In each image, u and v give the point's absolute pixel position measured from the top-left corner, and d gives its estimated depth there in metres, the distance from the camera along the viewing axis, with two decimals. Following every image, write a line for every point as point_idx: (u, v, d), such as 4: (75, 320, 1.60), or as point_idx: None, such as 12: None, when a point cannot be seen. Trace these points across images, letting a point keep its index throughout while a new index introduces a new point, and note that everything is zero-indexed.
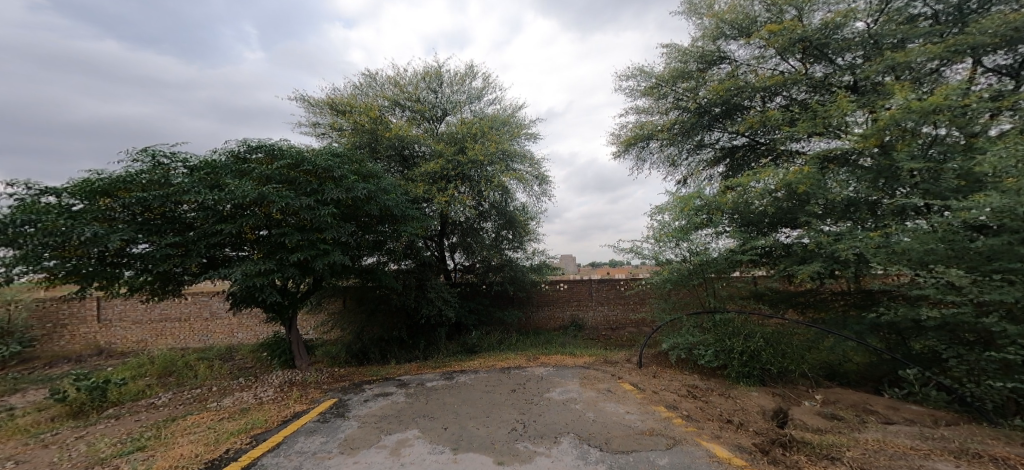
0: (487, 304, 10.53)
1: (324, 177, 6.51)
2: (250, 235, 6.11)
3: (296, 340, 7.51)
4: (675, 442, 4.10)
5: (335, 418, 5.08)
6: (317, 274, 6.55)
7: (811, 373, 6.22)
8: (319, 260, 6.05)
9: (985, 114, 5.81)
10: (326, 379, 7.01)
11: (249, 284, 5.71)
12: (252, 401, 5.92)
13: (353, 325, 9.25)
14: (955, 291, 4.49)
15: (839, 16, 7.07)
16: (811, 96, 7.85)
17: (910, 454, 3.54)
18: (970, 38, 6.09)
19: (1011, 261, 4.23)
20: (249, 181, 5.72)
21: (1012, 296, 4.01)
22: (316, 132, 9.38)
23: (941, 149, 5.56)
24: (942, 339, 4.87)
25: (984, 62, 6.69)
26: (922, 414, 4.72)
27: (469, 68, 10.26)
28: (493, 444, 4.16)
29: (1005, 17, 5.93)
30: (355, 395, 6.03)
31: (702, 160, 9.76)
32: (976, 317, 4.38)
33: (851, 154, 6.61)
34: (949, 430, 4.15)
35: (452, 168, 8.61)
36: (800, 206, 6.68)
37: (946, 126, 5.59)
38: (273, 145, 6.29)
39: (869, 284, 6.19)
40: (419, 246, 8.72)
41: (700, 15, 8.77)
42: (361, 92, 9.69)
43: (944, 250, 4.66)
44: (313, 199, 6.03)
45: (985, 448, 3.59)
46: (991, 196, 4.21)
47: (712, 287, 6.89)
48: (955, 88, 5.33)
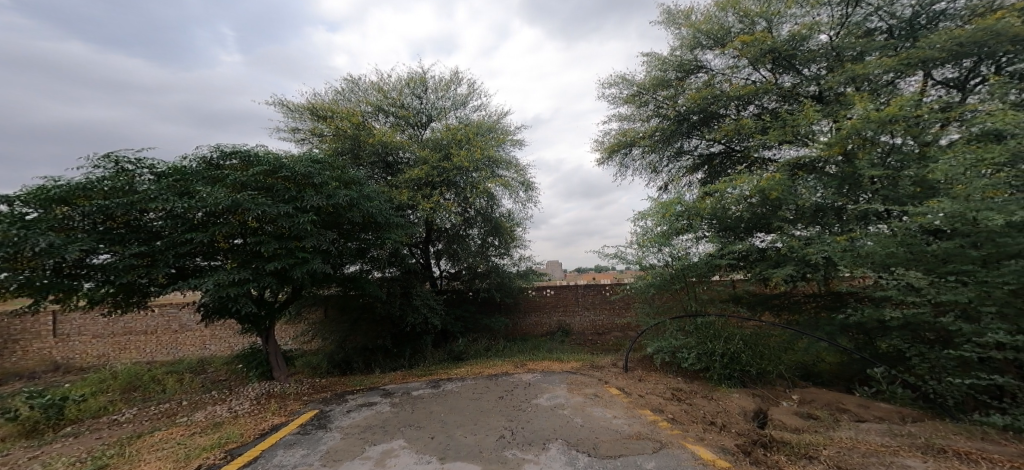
0: (473, 311, 10.43)
1: (303, 184, 6.36)
2: (222, 244, 5.89)
3: (272, 351, 7.24)
4: (661, 445, 4.15)
5: (316, 429, 4.92)
6: (296, 283, 6.37)
7: (788, 373, 6.39)
8: (298, 269, 5.88)
9: (936, 124, 6.22)
10: (306, 390, 6.76)
11: (222, 295, 5.48)
12: (225, 415, 5.65)
13: (335, 335, 9.04)
14: (915, 292, 4.74)
15: (805, 28, 7.47)
16: (781, 105, 8.21)
17: (881, 451, 3.67)
18: (920, 52, 6.56)
19: (963, 263, 4.48)
20: (222, 188, 5.53)
21: (965, 296, 4.24)
22: (295, 138, 9.18)
23: (898, 158, 5.94)
24: (905, 339, 5.14)
25: (934, 75, 7.19)
26: (890, 411, 4.93)
27: (454, 74, 10.26)
28: (480, 453, 4.10)
29: (951, 32, 6.39)
30: (338, 406, 5.84)
31: (681, 167, 9.99)
32: (934, 317, 4.64)
33: (818, 162, 6.95)
34: (915, 426, 4.34)
35: (436, 174, 8.57)
36: (772, 212, 6.92)
37: (902, 135, 6.01)
38: (249, 151, 6.11)
39: (837, 287, 6.50)
40: (404, 253, 8.62)
41: (678, 24, 8.99)
42: (343, 97, 9.54)
43: (904, 253, 4.95)
44: (291, 206, 5.85)
45: (949, 443, 3.77)
46: (943, 202, 4.49)
47: (694, 291, 7.01)
48: (908, 99, 5.73)
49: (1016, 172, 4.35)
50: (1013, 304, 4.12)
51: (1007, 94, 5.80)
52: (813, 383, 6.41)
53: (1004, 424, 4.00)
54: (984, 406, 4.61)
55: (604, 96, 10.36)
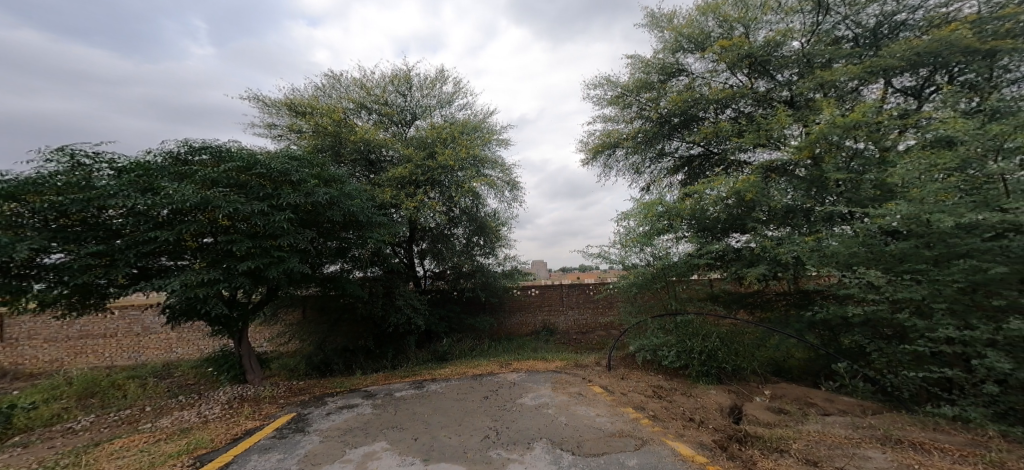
0: (458, 311, 10.37)
1: (279, 181, 6.15)
2: (190, 243, 5.62)
3: (245, 354, 6.99)
4: (642, 442, 4.22)
5: (293, 433, 4.76)
6: (271, 283, 6.14)
7: (761, 370, 6.61)
8: (274, 269, 5.67)
9: (895, 130, 6.57)
10: (282, 393, 6.54)
11: (190, 296, 5.23)
12: (193, 420, 5.40)
13: (314, 336, 8.81)
14: (875, 290, 5.00)
15: (779, 35, 7.74)
16: (756, 110, 8.49)
17: (844, 444, 3.85)
18: (882, 61, 6.92)
19: (917, 262, 4.75)
20: (190, 185, 5.27)
21: (919, 294, 4.49)
22: (272, 134, 8.87)
23: (860, 162, 6.19)
24: (867, 334, 5.42)
25: (893, 83, 7.60)
26: (853, 404, 5.18)
27: (439, 73, 10.14)
28: (465, 453, 4.06)
29: (910, 43, 6.76)
30: (316, 409, 5.67)
31: (663, 168, 10.19)
32: (891, 314, 4.90)
33: (789, 166, 7.25)
34: (875, 418, 4.58)
35: (420, 173, 8.47)
36: (747, 213, 7.17)
37: (864, 140, 6.31)
38: (220, 147, 5.87)
39: (805, 285, 6.79)
40: (387, 252, 8.49)
41: (661, 28, 9.15)
42: (323, 93, 9.29)
43: (865, 253, 5.22)
44: (266, 204, 5.65)
45: (905, 434, 3.99)
46: (899, 204, 4.74)
47: (674, 290, 7.16)
48: (870, 106, 6.04)
49: (966, 176, 4.50)
50: (961, 301, 4.38)
51: (957, 102, 6.15)
52: (785, 378, 6.67)
53: (954, 414, 4.27)
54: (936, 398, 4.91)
55: (589, 97, 10.44)
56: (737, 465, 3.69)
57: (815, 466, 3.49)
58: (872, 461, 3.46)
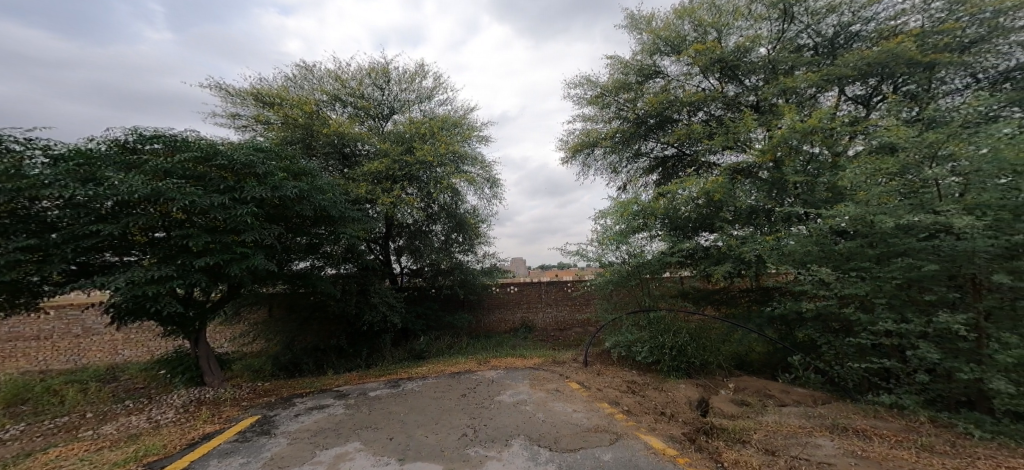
0: (436, 309, 10.21)
1: (242, 173, 5.83)
2: (139, 237, 5.22)
3: (203, 355, 6.61)
4: (617, 437, 4.30)
5: (257, 436, 4.54)
6: (232, 281, 5.82)
7: (725, 364, 6.84)
8: (234, 265, 5.31)
9: (846, 137, 6.99)
10: (245, 395, 6.23)
11: (138, 294, 4.87)
12: (143, 425, 5.05)
13: (282, 335, 8.46)
14: (825, 287, 5.31)
15: (748, 41, 8.03)
16: (725, 113, 8.80)
17: (799, 433, 4.09)
18: (836, 70, 7.33)
19: (861, 260, 5.07)
20: (139, 175, 4.89)
21: (862, 289, 4.81)
22: (235, 125, 8.39)
23: (815, 166, 6.59)
24: (818, 329, 5.76)
25: (846, 92, 8.08)
26: (806, 395, 5.52)
27: (419, 66, 9.91)
28: (442, 452, 4.01)
29: (861, 53, 7.16)
30: (283, 411, 5.43)
31: (639, 168, 10.39)
32: (839, 308, 5.23)
33: (753, 168, 7.56)
34: (825, 408, 4.89)
35: (398, 168, 8.28)
36: (715, 213, 7.45)
37: (819, 146, 6.68)
38: (174, 136, 5.49)
39: (766, 282, 7.13)
40: (362, 249, 8.28)
41: (640, 30, 9.31)
42: (294, 83, 8.89)
43: (818, 252, 5.53)
44: (227, 197, 5.33)
45: (850, 422, 4.28)
46: (847, 206, 5.03)
47: (648, 287, 7.35)
48: (825, 113, 6.38)
49: (905, 181, 4.76)
50: (899, 296, 4.72)
51: (899, 111, 6.62)
52: (747, 372, 7.00)
53: (892, 402, 4.62)
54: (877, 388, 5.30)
55: (569, 96, 10.49)
56: (705, 457, 3.83)
57: (773, 455, 3.67)
58: (823, 449, 3.69)
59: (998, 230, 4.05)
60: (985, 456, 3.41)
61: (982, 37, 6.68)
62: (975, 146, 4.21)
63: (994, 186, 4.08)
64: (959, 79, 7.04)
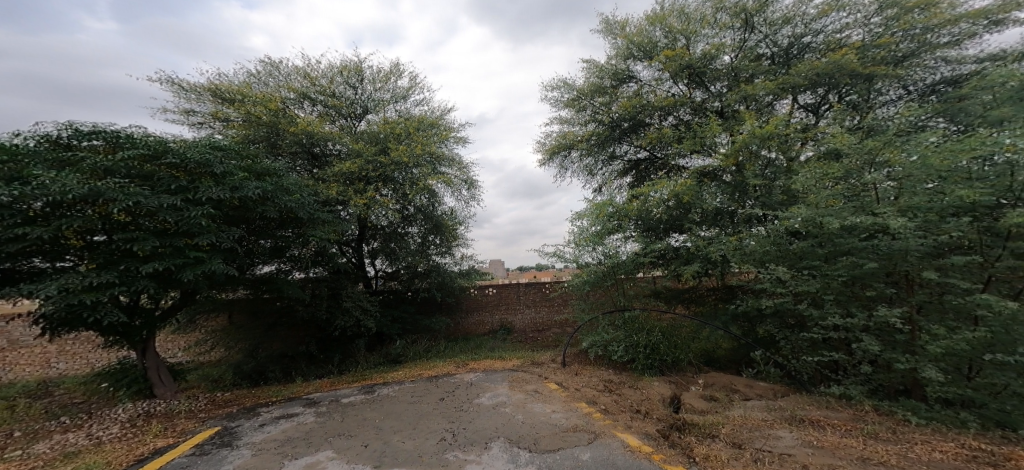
0: (412, 312, 10.00)
1: (196, 172, 5.49)
2: (74, 241, 4.79)
3: (151, 367, 6.14)
4: (595, 436, 4.35)
5: (217, 448, 4.28)
6: (185, 286, 5.47)
7: (695, 360, 7.08)
8: (187, 271, 5.03)
9: (798, 143, 7.42)
10: (202, 407, 5.86)
11: (73, 302, 4.45)
12: (83, 442, 4.64)
13: (244, 343, 8.05)
14: (782, 285, 5.54)
15: (714, 49, 8.37)
16: (693, 118, 9.11)
17: (762, 426, 4.28)
18: (790, 78, 7.74)
19: (812, 260, 5.38)
20: (75, 173, 4.49)
21: (812, 286, 5.11)
22: (190, 122, 7.90)
23: (773, 170, 7.00)
24: (776, 325, 6.04)
25: (799, 100, 8.59)
26: (768, 388, 5.78)
27: (394, 66, 9.71)
28: (419, 457, 3.92)
29: (812, 63, 7.58)
30: (246, 421, 5.15)
31: (613, 170, 10.59)
32: (794, 304, 5.51)
33: (718, 171, 7.77)
34: (784, 400, 5.14)
35: (371, 169, 8.09)
36: (685, 215, 7.68)
37: (775, 151, 7.08)
38: (117, 132, 5.10)
39: (731, 280, 7.41)
40: (333, 252, 8.04)
41: (615, 35, 9.52)
42: (258, 80, 8.49)
43: (774, 251, 5.80)
44: (178, 198, 4.99)
45: (806, 414, 4.52)
46: (800, 209, 5.34)
47: (622, 288, 7.54)
48: (780, 119, 6.76)
49: (848, 184, 5.11)
50: (845, 292, 5.04)
51: (843, 119, 7.13)
52: (715, 367, 7.26)
53: (841, 392, 4.92)
54: (828, 379, 5.63)
55: (547, 98, 10.57)
56: (678, 452, 3.93)
57: (740, 448, 3.82)
58: (783, 440, 3.88)
59: (927, 230, 4.39)
60: (920, 441, 3.67)
61: (913, 51, 7.38)
62: (907, 153, 4.58)
63: (923, 189, 4.41)
64: (893, 91, 7.78)
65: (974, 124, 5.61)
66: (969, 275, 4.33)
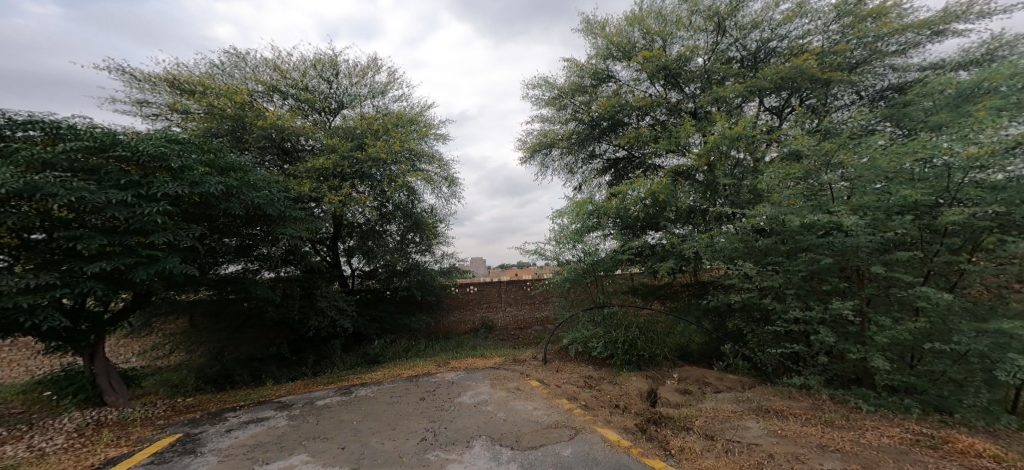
0: (391, 311, 9.84)
1: (149, 167, 5.14)
2: (8, 239, 4.38)
3: (100, 372, 5.68)
4: (576, 432, 4.40)
5: (179, 456, 4.08)
6: (138, 288, 5.15)
7: (671, 356, 7.25)
8: (140, 271, 4.71)
9: (764, 144, 7.69)
10: (161, 414, 5.56)
11: (10, 306, 4.10)
12: (26, 454, 4.31)
13: (208, 346, 7.56)
14: (749, 280, 5.72)
15: (688, 51, 8.58)
16: (669, 118, 9.33)
17: (731, 417, 4.45)
18: (757, 82, 8.03)
19: (776, 256, 5.55)
20: (9, 167, 4.10)
21: (774, 282, 5.31)
22: (144, 113, 7.44)
23: (740, 170, 7.25)
24: (744, 319, 6.29)
25: (765, 103, 8.93)
26: (737, 381, 6.01)
27: (371, 60, 9.48)
28: (399, 458, 3.86)
29: (778, 68, 7.87)
30: (211, 427, 4.93)
31: (593, 169, 10.73)
32: (760, 299, 5.72)
33: (692, 171, 8.00)
34: (752, 392, 5.36)
35: (347, 165, 7.89)
36: (660, 213, 7.85)
37: (744, 151, 7.32)
38: (58, 122, 4.66)
39: (702, 277, 7.63)
40: (305, 250, 7.81)
41: (595, 34, 9.61)
42: (221, 71, 8.10)
43: (742, 248, 5.90)
44: (131, 194, 4.67)
45: (771, 404, 4.73)
46: (766, 206, 5.47)
47: (601, 285, 7.67)
48: (748, 121, 7.01)
49: (807, 185, 5.36)
50: (804, 287, 5.28)
51: (804, 122, 7.47)
52: (689, 361, 7.48)
53: (801, 383, 5.17)
54: (790, 370, 5.90)
55: (528, 96, 10.58)
56: (656, 445, 4.02)
57: (712, 440, 3.94)
58: (751, 430, 4.04)
59: (875, 228, 4.65)
60: (871, 427, 3.90)
61: (865, 58, 7.83)
62: (859, 156, 4.94)
63: (872, 190, 4.69)
64: (847, 96, 8.21)
65: (917, 128, 6.03)
66: (911, 269, 4.63)
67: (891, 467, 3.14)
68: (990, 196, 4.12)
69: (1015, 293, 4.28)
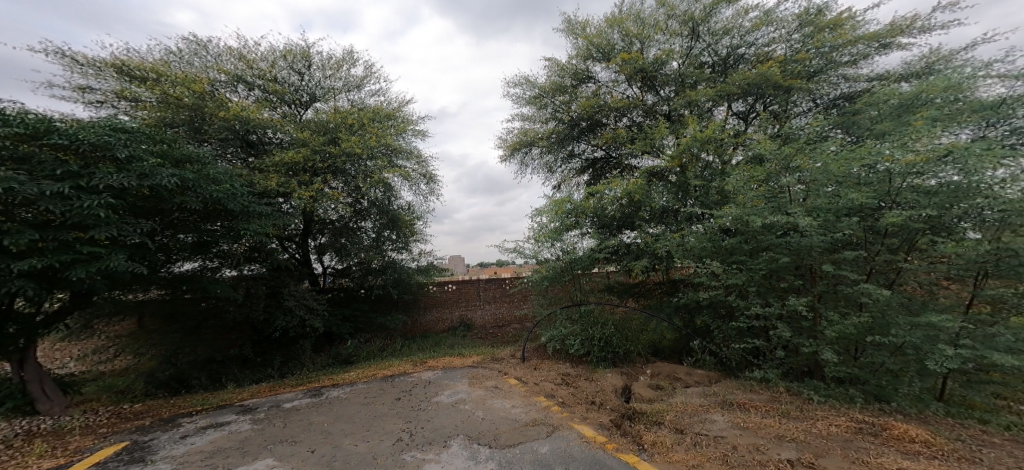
0: (365, 310, 9.62)
1: (91, 156, 4.74)
2: None
3: (30, 379, 5.16)
4: (554, 429, 4.45)
5: (128, 465, 3.84)
6: (76, 286, 4.79)
7: (644, 352, 7.41)
8: (77, 269, 4.37)
9: (732, 146, 7.89)
10: (104, 421, 5.18)
11: None
12: None
13: (158, 349, 7.14)
14: (715, 279, 5.91)
15: (664, 54, 8.76)
16: (645, 120, 9.53)
17: (698, 411, 4.60)
18: (727, 86, 8.30)
19: (739, 255, 5.76)
20: None
21: (734, 280, 5.53)
22: (87, 100, 6.90)
23: (710, 172, 7.46)
24: (712, 316, 6.52)
25: (733, 107, 9.24)
26: (704, 375, 6.22)
27: (347, 52, 9.20)
28: (374, 460, 3.78)
29: (746, 73, 8.13)
30: (163, 434, 4.67)
31: (571, 168, 10.83)
32: (725, 296, 5.91)
33: (665, 172, 8.20)
34: (718, 386, 5.57)
35: (319, 160, 7.65)
36: (635, 212, 8.01)
37: (713, 154, 7.55)
38: None
39: (673, 275, 7.82)
40: (271, 248, 7.54)
41: (576, 35, 9.69)
42: (176, 58, 7.63)
43: (711, 248, 6.07)
44: (69, 185, 4.29)
45: (735, 397, 4.91)
46: (731, 208, 5.66)
47: (579, 282, 7.77)
48: (717, 125, 7.23)
49: (768, 187, 5.52)
50: (764, 284, 5.52)
51: (767, 128, 7.76)
52: (662, 357, 7.68)
53: (761, 376, 5.41)
54: (752, 364, 6.16)
55: (509, 94, 10.56)
56: (629, 441, 4.09)
57: (682, 433, 4.07)
58: (717, 423, 4.19)
59: (827, 228, 4.90)
60: (821, 417, 4.11)
61: (821, 67, 8.23)
62: (813, 161, 5.09)
63: (823, 192, 4.95)
64: (805, 103, 8.64)
65: (864, 136, 6.42)
66: (857, 268, 4.87)
67: (839, 454, 3.32)
68: (924, 200, 4.37)
69: (944, 291, 4.59)
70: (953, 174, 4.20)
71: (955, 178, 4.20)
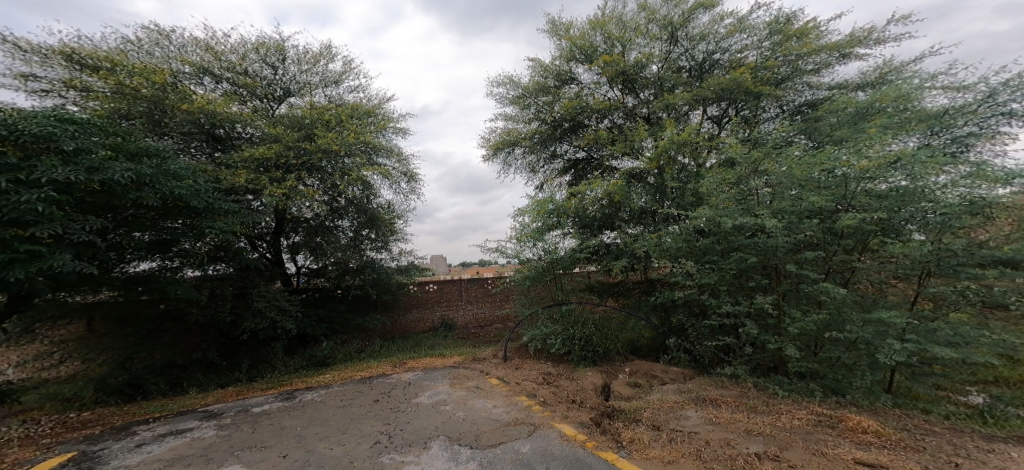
0: (342, 311, 9.41)
1: (32, 148, 4.43)
2: None
3: None
4: (535, 428, 4.46)
5: None
6: (18, 288, 4.48)
7: (622, 350, 7.53)
8: (15, 269, 4.08)
9: (706, 149, 8.07)
10: (51, 431, 4.87)
11: None
12: None
13: (109, 355, 6.74)
14: (688, 279, 6.04)
15: (644, 58, 8.89)
16: (625, 122, 9.68)
17: (673, 407, 4.71)
18: (702, 91, 8.51)
19: (710, 256, 5.91)
20: None
21: (704, 279, 5.69)
22: (32, 90, 6.47)
23: (686, 174, 7.63)
24: (687, 314, 6.68)
25: (708, 111, 9.47)
26: (679, 373, 6.37)
27: (325, 47, 8.97)
28: (351, 463, 3.70)
29: (721, 78, 8.35)
30: (117, 443, 4.42)
31: (554, 169, 10.90)
32: (699, 295, 6.06)
33: (643, 173, 8.34)
34: (693, 382, 5.71)
35: (293, 156, 7.42)
36: (615, 213, 8.12)
37: (688, 157, 7.72)
38: None
39: (651, 275, 7.95)
40: (239, 246, 7.29)
41: (559, 36, 9.74)
42: (135, 47, 7.21)
43: (685, 248, 6.18)
44: (6, 177, 3.98)
45: (707, 394, 5.06)
46: (705, 209, 5.80)
47: (560, 282, 7.82)
48: (692, 129, 7.40)
49: (738, 190, 5.69)
50: (735, 283, 5.71)
51: (738, 132, 7.99)
52: (640, 355, 7.82)
53: (731, 373, 5.59)
54: (724, 361, 6.35)
55: (492, 94, 10.53)
56: (606, 439, 4.15)
57: (658, 430, 4.16)
58: (690, 419, 4.31)
59: (791, 229, 5.09)
60: (786, 411, 4.29)
61: (788, 75, 8.54)
62: (780, 165, 5.33)
63: (788, 195, 5.14)
64: (772, 109, 8.97)
65: (824, 141, 6.72)
66: (816, 267, 5.07)
67: (801, 447, 3.47)
68: (876, 203, 4.59)
69: (893, 289, 4.80)
70: (901, 179, 4.42)
71: (903, 183, 4.42)
